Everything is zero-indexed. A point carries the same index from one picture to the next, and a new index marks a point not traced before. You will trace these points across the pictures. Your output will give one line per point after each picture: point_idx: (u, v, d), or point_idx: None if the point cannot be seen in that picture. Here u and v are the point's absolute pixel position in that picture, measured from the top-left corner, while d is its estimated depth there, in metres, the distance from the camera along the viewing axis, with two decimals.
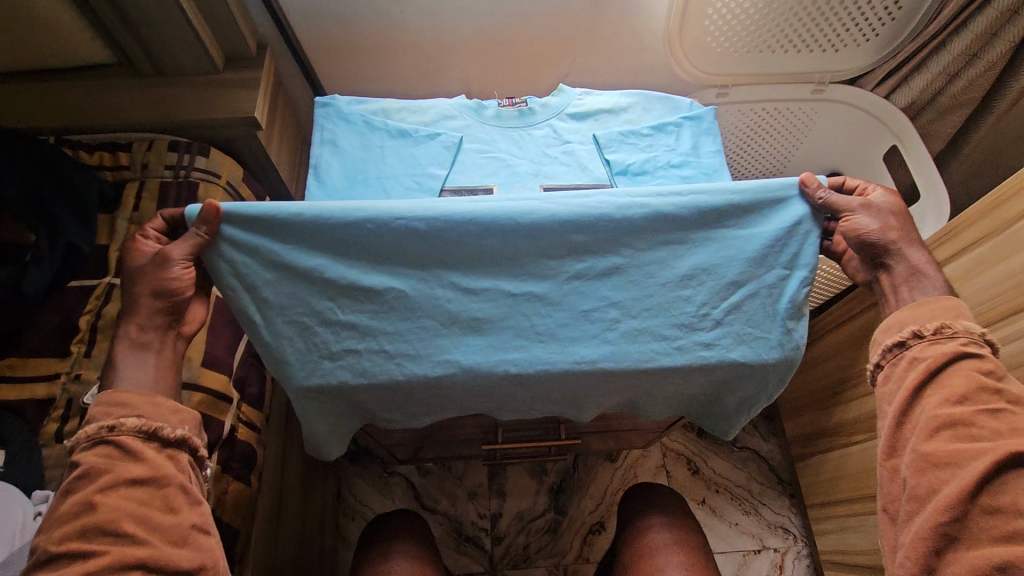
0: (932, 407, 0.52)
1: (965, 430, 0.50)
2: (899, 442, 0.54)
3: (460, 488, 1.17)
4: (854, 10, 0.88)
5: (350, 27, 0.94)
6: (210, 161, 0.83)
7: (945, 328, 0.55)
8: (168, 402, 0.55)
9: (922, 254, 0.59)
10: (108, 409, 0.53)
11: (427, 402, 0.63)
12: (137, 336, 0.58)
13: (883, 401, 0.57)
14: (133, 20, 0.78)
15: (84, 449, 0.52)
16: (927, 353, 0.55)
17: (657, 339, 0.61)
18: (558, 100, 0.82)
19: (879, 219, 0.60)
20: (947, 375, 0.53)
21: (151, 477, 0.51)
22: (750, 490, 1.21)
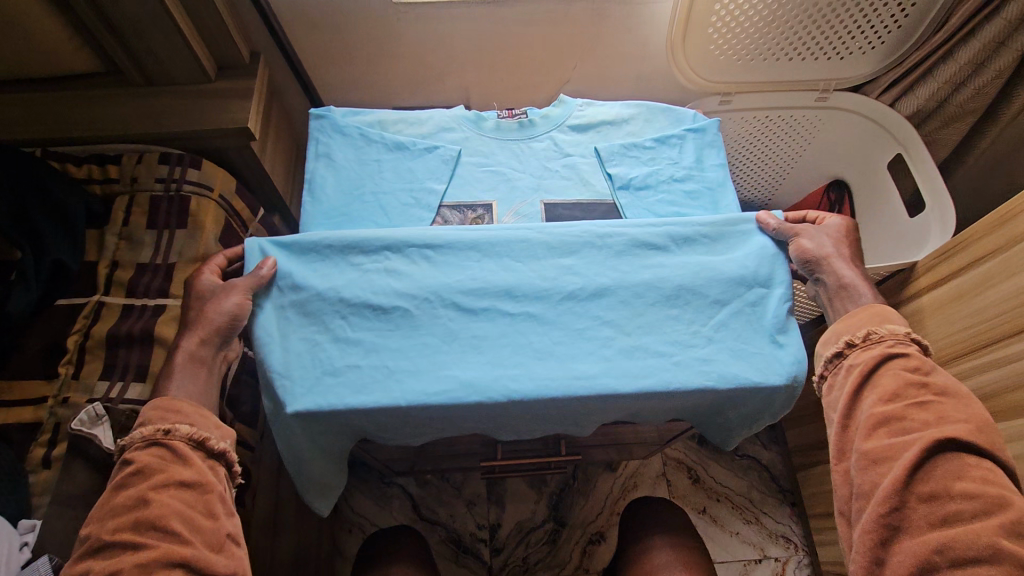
0: (868, 408, 0.52)
1: (898, 425, 0.49)
2: (845, 447, 0.53)
3: (459, 499, 1.15)
4: (860, 18, 0.86)
5: (346, 36, 0.92)
6: (202, 173, 0.81)
7: (873, 333, 0.55)
8: (215, 417, 0.56)
9: (855, 271, 0.60)
10: (164, 414, 0.53)
11: (425, 425, 0.61)
12: (191, 357, 0.58)
13: (828, 409, 0.56)
14: (121, 30, 0.75)
15: (138, 449, 0.52)
16: (861, 358, 0.55)
17: (657, 355, 0.58)
18: (559, 111, 0.80)
19: (822, 239, 0.62)
20: (880, 376, 0.53)
21: (197, 482, 0.51)
22: (751, 498, 1.20)
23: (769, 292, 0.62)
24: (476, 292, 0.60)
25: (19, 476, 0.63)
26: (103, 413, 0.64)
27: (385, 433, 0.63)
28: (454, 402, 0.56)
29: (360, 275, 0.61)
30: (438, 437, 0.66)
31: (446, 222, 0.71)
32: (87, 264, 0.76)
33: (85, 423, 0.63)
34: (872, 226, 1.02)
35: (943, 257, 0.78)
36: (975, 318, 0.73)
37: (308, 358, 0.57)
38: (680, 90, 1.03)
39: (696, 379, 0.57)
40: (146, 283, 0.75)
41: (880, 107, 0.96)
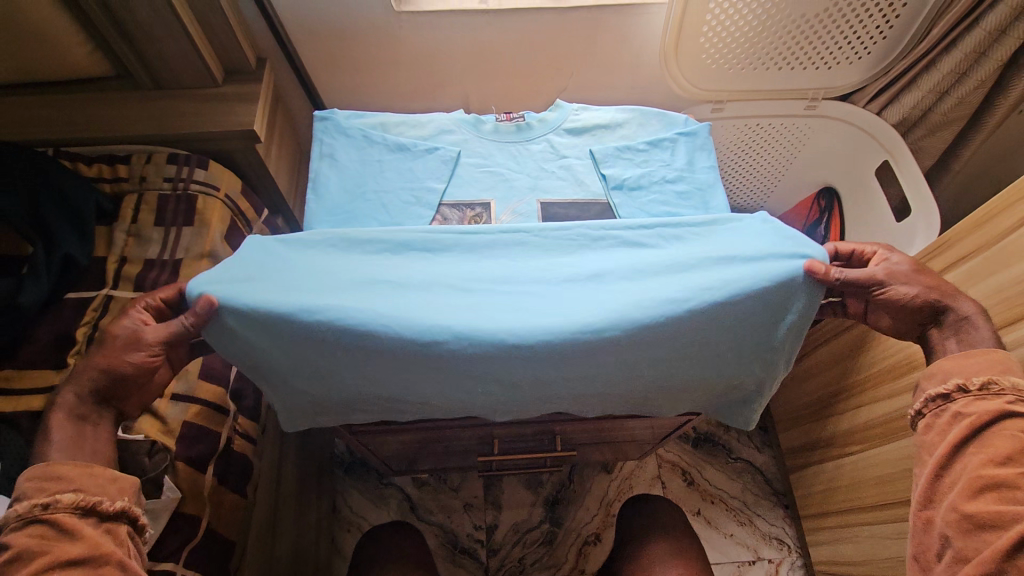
0: (974, 466, 0.51)
1: (1008, 492, 0.49)
2: (935, 497, 0.53)
3: (455, 500, 1.17)
4: (847, 31, 0.89)
5: (349, 45, 0.95)
6: (209, 173, 0.85)
7: (992, 384, 0.53)
8: (107, 472, 0.53)
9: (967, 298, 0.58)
10: (42, 485, 0.50)
11: (416, 377, 0.58)
12: (76, 408, 0.56)
13: (924, 452, 0.56)
14: (131, 33, 0.78)
15: (14, 530, 0.49)
16: (971, 409, 0.53)
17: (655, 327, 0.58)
18: (555, 115, 0.83)
19: (913, 281, 0.59)
20: (992, 435, 0.51)
21: (89, 556, 0.48)
22: (745, 501, 1.21)
23: (774, 245, 0.61)
24: (477, 269, 0.61)
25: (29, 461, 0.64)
26: None
27: (362, 405, 0.64)
28: (451, 342, 0.54)
29: (358, 255, 0.62)
30: (429, 402, 0.62)
31: (446, 221, 0.74)
32: (97, 258, 0.78)
33: None
34: (861, 229, 1.05)
35: (931, 255, 0.80)
36: None
37: (299, 294, 0.56)
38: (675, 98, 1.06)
39: (697, 324, 0.57)
40: (152, 278, 0.77)
41: (863, 113, 0.99)
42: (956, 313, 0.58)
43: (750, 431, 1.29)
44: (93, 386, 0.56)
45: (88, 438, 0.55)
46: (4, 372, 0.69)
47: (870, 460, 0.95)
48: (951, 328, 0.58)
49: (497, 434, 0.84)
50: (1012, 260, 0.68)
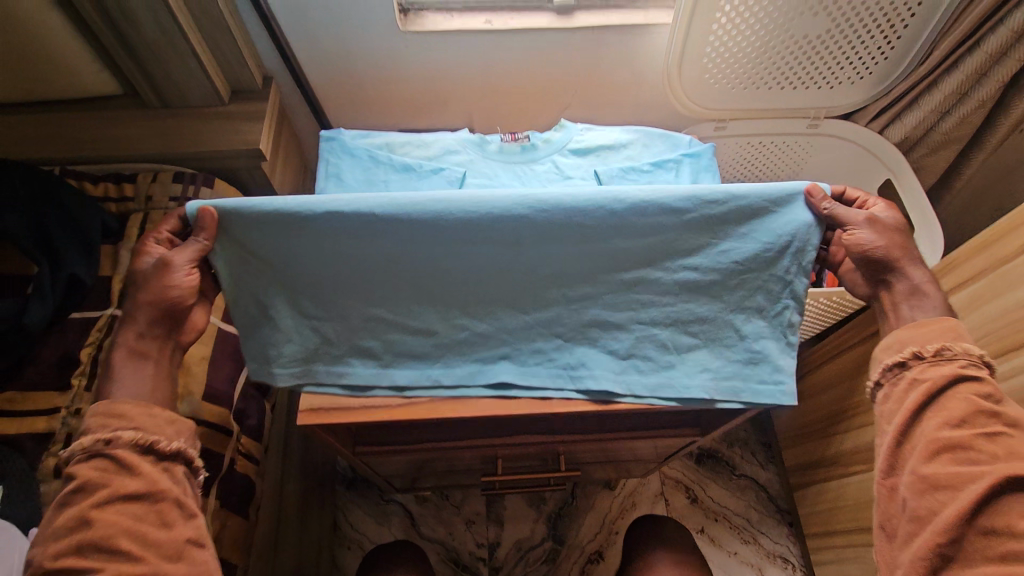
0: (931, 430, 0.54)
1: (963, 454, 0.52)
2: (897, 463, 0.56)
3: (458, 517, 1.16)
4: (850, 52, 0.89)
5: (356, 67, 0.96)
6: (215, 192, 0.86)
7: (945, 349, 0.56)
8: (165, 413, 0.56)
9: (924, 272, 0.60)
10: (105, 421, 0.54)
11: (410, 256, 0.61)
12: (135, 345, 0.60)
13: (882, 421, 0.58)
14: (139, 53, 0.79)
15: (79, 461, 0.53)
16: (928, 375, 0.55)
17: (653, 342, 0.66)
18: (560, 135, 0.83)
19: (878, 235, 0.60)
20: (948, 398, 0.54)
21: (147, 493, 0.52)
22: (749, 518, 1.20)
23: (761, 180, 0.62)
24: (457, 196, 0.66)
25: (32, 485, 0.65)
26: None
27: (364, 336, 0.65)
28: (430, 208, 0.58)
29: None
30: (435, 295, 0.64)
31: None
32: (102, 278, 0.77)
33: None
34: None
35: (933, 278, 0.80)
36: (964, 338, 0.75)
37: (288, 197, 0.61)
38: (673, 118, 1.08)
39: (682, 238, 0.62)
40: None
41: (863, 132, 1.00)
42: (910, 282, 0.60)
43: (754, 447, 1.28)
44: (147, 320, 0.60)
45: (146, 372, 0.59)
46: (7, 394, 0.69)
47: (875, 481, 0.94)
48: (905, 294, 0.60)
49: (501, 454, 0.83)
50: (1016, 285, 0.68)
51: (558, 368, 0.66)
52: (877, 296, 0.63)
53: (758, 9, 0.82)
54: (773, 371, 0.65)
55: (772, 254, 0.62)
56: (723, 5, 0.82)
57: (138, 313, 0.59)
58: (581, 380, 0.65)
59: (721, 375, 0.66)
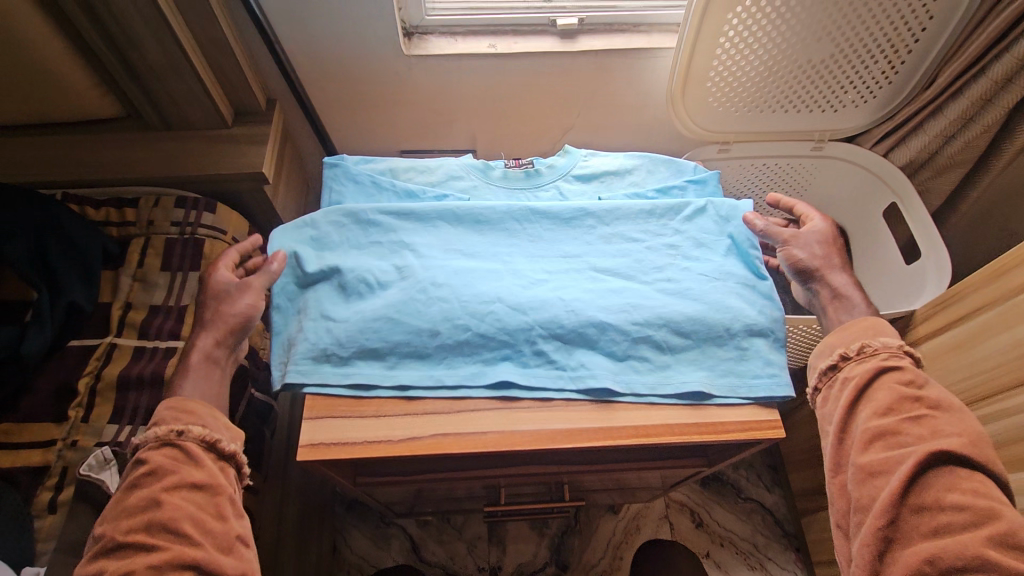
0: (864, 422, 0.55)
1: (892, 439, 0.53)
2: (841, 460, 0.56)
3: (460, 541, 1.14)
4: (853, 76, 0.88)
5: (359, 89, 0.95)
6: (217, 218, 0.85)
7: (867, 347, 0.60)
8: (226, 420, 0.59)
9: (847, 278, 0.66)
10: (178, 415, 0.56)
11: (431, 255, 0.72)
12: (208, 353, 0.62)
13: (823, 421, 0.60)
14: (144, 78, 0.79)
15: (151, 448, 0.54)
16: (856, 372, 0.59)
17: (651, 346, 0.67)
18: (564, 161, 0.83)
19: (808, 247, 0.68)
20: (875, 389, 0.57)
21: (208, 484, 0.53)
22: (755, 543, 1.18)
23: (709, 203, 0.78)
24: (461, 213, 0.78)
25: (25, 521, 0.64)
26: (112, 457, 0.65)
27: (370, 335, 0.66)
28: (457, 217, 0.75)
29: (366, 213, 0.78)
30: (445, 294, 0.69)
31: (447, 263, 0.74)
32: (101, 304, 0.78)
33: (94, 468, 0.64)
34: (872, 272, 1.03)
35: (942, 306, 0.78)
36: (975, 367, 0.74)
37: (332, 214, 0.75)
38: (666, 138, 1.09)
39: (657, 244, 0.74)
40: (156, 326, 0.77)
41: (860, 152, 0.99)
42: (833, 288, 0.66)
43: (759, 469, 1.27)
44: (227, 327, 0.63)
45: (212, 379, 0.61)
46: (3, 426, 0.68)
47: None
48: (830, 299, 0.66)
49: (504, 483, 0.82)
50: None
51: (558, 370, 0.65)
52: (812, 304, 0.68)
53: (762, 34, 0.82)
54: (766, 364, 0.66)
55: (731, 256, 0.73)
56: (727, 31, 0.81)
57: (219, 322, 0.63)
58: (582, 381, 0.64)
59: (720, 375, 0.65)
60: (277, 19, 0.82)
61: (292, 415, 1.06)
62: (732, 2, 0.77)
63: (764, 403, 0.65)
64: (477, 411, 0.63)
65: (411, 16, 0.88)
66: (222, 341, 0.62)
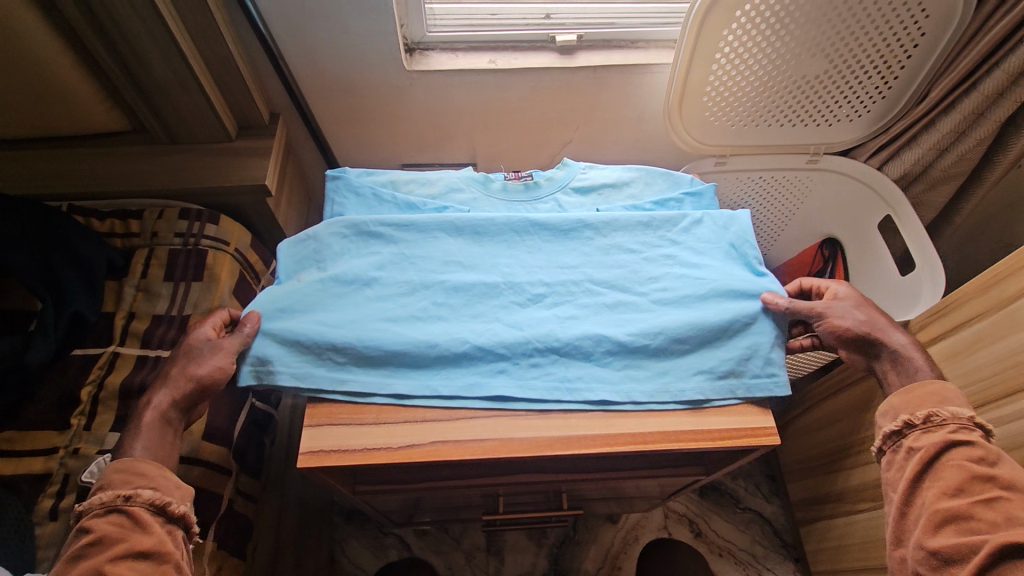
0: (932, 501, 0.54)
1: (965, 524, 0.52)
2: (904, 534, 0.56)
3: (458, 551, 1.14)
4: (847, 91, 0.90)
5: (360, 103, 0.97)
6: (221, 229, 0.86)
7: (935, 416, 0.58)
8: (175, 477, 0.57)
9: (903, 337, 0.64)
10: (125, 478, 0.55)
11: (433, 266, 0.73)
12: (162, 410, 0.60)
13: (887, 488, 0.59)
14: (149, 92, 0.81)
15: (96, 516, 0.53)
16: (921, 443, 0.58)
17: (647, 356, 0.68)
18: (562, 174, 0.84)
19: (853, 312, 0.66)
20: (943, 466, 0.55)
21: (155, 552, 0.52)
22: (754, 553, 1.18)
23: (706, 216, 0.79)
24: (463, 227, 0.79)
25: (25, 528, 0.64)
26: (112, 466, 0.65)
27: (366, 343, 0.66)
28: (458, 229, 0.76)
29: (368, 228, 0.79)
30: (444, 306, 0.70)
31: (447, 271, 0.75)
32: (105, 314, 0.79)
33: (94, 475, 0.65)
34: (866, 284, 1.04)
35: (936, 315, 0.79)
36: (970, 377, 0.74)
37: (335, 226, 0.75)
38: (663, 150, 1.11)
39: (655, 255, 0.75)
40: (159, 334, 0.78)
41: (848, 163, 1.01)
42: (892, 351, 0.64)
43: (758, 479, 1.26)
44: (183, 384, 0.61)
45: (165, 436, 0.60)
46: (5, 433, 0.69)
47: (881, 519, 0.91)
48: (890, 363, 0.64)
49: (502, 492, 0.82)
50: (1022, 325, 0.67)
51: (553, 381, 0.65)
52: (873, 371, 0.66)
53: (756, 50, 0.83)
54: (769, 365, 0.67)
55: (727, 264, 0.75)
56: (723, 47, 0.83)
57: (179, 381, 0.62)
58: (578, 392, 0.65)
59: (718, 376, 0.66)
60: (279, 35, 0.83)
61: (292, 423, 1.07)
62: (727, 19, 0.79)
63: (759, 410, 0.65)
64: (475, 419, 0.63)
65: (412, 33, 0.90)
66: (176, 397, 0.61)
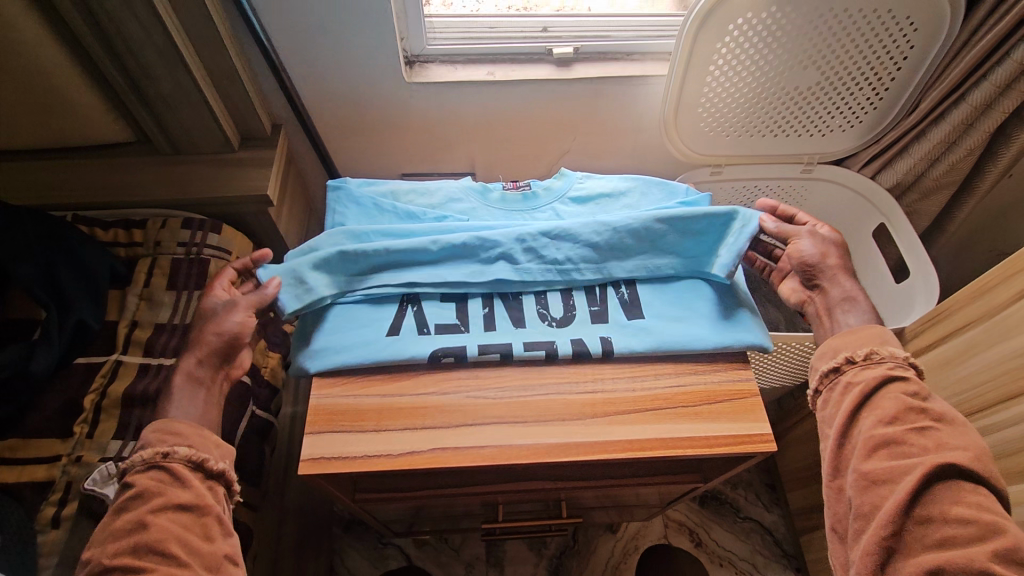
0: (869, 429, 0.56)
1: (898, 449, 0.54)
2: (841, 465, 0.57)
3: (457, 561, 1.14)
4: (839, 102, 0.92)
5: (360, 115, 0.98)
6: (222, 239, 0.88)
7: (874, 354, 0.60)
8: (214, 437, 0.60)
9: (854, 282, 0.68)
10: (163, 436, 0.57)
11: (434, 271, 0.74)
12: (193, 371, 0.64)
13: (824, 424, 0.61)
14: (154, 104, 0.82)
15: (139, 471, 0.56)
16: (859, 377, 0.60)
17: (618, 245, 0.76)
18: (560, 184, 0.87)
19: (821, 246, 0.71)
20: (880, 398, 0.57)
21: (195, 506, 0.54)
22: (755, 563, 1.18)
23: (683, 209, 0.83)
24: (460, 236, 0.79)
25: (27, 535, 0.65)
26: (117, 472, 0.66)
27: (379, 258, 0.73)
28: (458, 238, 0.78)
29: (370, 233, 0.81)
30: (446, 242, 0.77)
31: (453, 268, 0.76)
32: (108, 323, 0.80)
33: (99, 482, 0.65)
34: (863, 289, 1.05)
35: (931, 322, 0.80)
36: (962, 383, 0.75)
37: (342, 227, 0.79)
38: (661, 160, 1.13)
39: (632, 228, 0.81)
40: (162, 343, 0.79)
41: (843, 173, 1.02)
42: (842, 291, 0.68)
43: (758, 489, 1.26)
44: (208, 348, 0.65)
45: (200, 398, 0.63)
46: (8, 442, 0.69)
47: None
48: (838, 300, 0.67)
49: (501, 501, 0.83)
50: (1010, 334, 0.68)
51: (548, 267, 0.75)
52: (813, 302, 0.70)
53: (749, 62, 0.85)
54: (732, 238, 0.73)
55: None
56: (717, 59, 0.84)
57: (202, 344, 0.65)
58: (569, 274, 0.75)
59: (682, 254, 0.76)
60: (283, 50, 0.85)
61: (292, 431, 1.08)
62: (720, 33, 0.81)
63: (757, 417, 0.66)
64: (475, 427, 0.64)
65: (412, 45, 0.92)
66: (203, 362, 0.64)
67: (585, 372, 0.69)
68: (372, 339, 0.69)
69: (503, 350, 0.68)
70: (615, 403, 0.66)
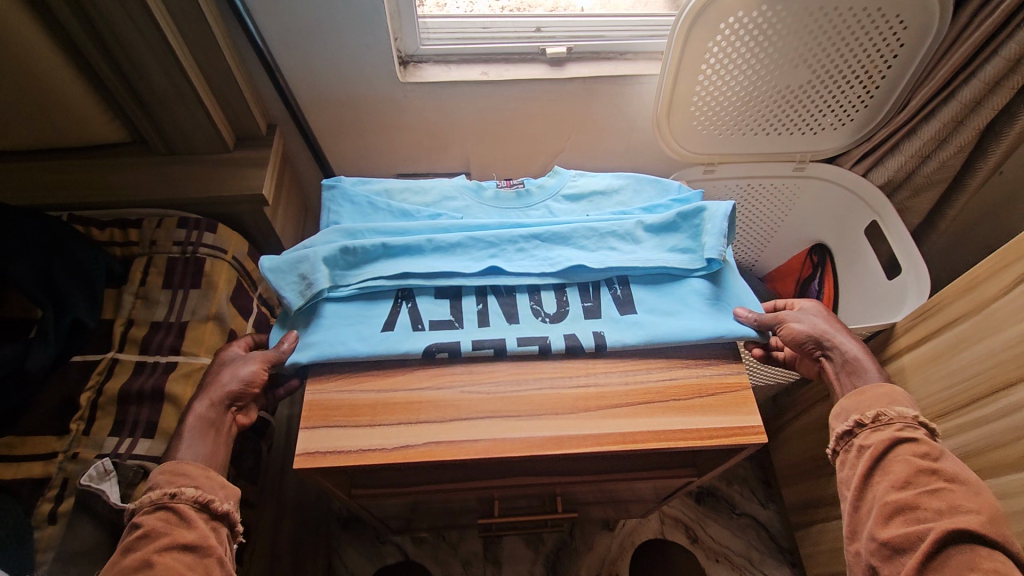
0: (882, 494, 0.58)
1: (912, 514, 0.55)
2: (857, 528, 0.59)
3: (454, 557, 1.14)
4: (830, 100, 0.93)
5: (356, 115, 0.99)
6: (218, 237, 0.88)
7: (883, 415, 0.62)
8: (220, 478, 0.61)
9: (855, 343, 0.70)
10: (171, 478, 0.58)
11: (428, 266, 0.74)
12: (204, 414, 0.65)
13: (843, 486, 0.63)
14: (148, 104, 0.82)
15: (145, 512, 0.56)
16: (871, 440, 0.62)
17: (604, 242, 0.78)
18: (554, 182, 0.87)
19: (809, 320, 0.73)
20: (891, 461, 0.59)
21: (200, 545, 0.55)
22: (750, 558, 1.18)
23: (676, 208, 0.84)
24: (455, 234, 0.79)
25: (25, 530, 0.65)
26: (112, 469, 0.67)
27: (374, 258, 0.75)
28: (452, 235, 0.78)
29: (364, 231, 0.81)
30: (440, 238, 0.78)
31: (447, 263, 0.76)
32: (104, 321, 0.80)
33: (94, 478, 0.65)
34: (855, 286, 1.05)
35: (923, 316, 0.80)
36: (952, 377, 0.76)
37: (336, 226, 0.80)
38: (654, 159, 1.13)
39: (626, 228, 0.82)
40: (158, 340, 0.79)
41: (831, 170, 1.03)
42: (844, 356, 0.70)
43: (754, 485, 1.27)
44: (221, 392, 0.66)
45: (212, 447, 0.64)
46: (5, 439, 0.70)
47: None
48: (842, 367, 0.69)
49: (496, 496, 0.83)
50: (1002, 326, 0.69)
51: (537, 261, 0.76)
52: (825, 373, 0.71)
53: (740, 61, 0.86)
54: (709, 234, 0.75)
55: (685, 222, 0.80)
56: (708, 59, 0.85)
57: (216, 387, 0.67)
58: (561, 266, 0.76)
59: (671, 249, 0.77)
60: (278, 50, 0.86)
61: (289, 429, 1.08)
62: (711, 32, 0.82)
63: (748, 410, 0.66)
64: (469, 421, 0.64)
65: (406, 45, 0.92)
66: (215, 404, 0.65)
67: (578, 367, 0.69)
68: (367, 334, 0.70)
69: (497, 345, 0.69)
70: (608, 396, 0.67)
